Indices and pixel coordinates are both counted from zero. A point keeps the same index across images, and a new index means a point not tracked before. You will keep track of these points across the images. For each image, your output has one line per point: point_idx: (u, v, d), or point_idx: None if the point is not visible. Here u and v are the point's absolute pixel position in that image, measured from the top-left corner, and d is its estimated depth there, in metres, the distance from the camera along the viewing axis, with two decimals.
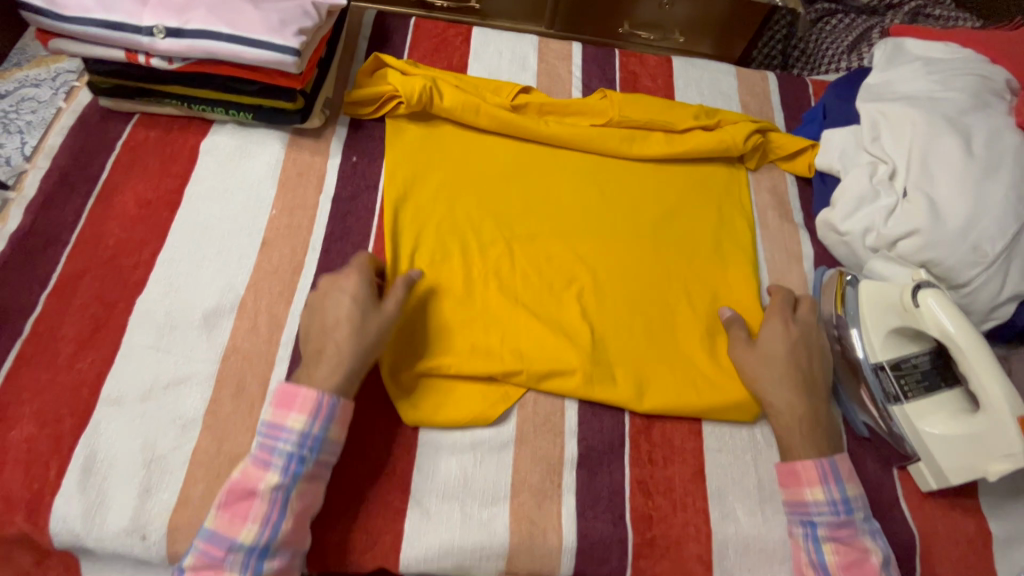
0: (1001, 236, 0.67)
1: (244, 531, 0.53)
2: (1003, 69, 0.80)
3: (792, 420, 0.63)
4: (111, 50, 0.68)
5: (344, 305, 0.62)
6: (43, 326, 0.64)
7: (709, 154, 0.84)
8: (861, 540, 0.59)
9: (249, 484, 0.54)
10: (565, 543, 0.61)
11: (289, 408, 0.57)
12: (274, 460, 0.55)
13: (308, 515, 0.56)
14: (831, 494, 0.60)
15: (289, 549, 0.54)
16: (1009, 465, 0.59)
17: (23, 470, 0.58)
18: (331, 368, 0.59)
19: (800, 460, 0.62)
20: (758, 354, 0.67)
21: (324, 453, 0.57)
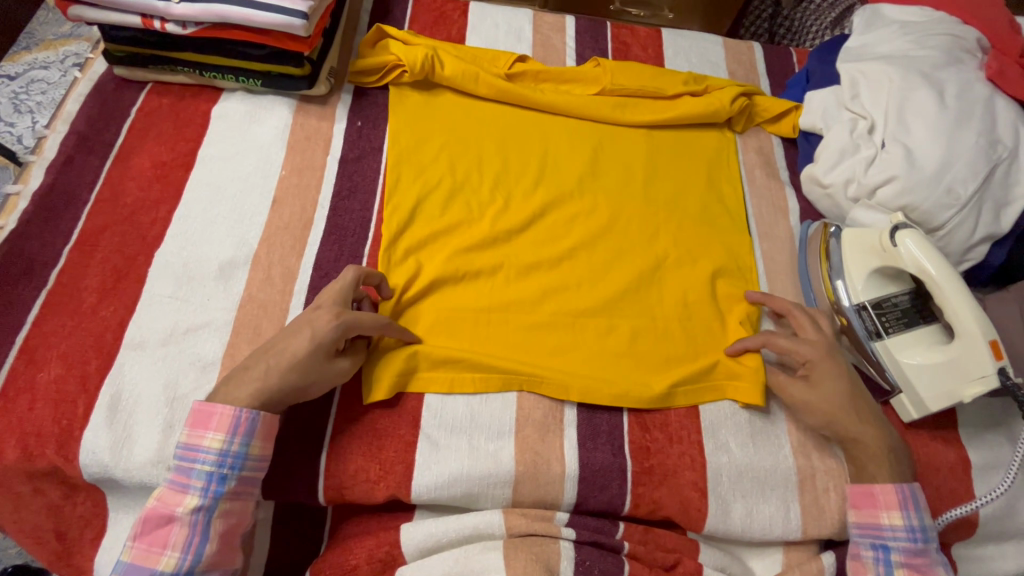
0: (972, 179, 0.71)
1: (164, 560, 0.55)
2: (974, 28, 0.84)
3: (880, 457, 0.64)
4: (128, 15, 0.72)
5: (299, 341, 0.59)
6: (67, 277, 0.67)
7: (698, 118, 0.87)
8: (934, 569, 0.62)
9: (168, 510, 0.56)
10: (568, 471, 0.64)
11: (205, 428, 0.57)
12: (192, 485, 0.56)
13: (235, 530, 0.58)
14: (909, 520, 0.62)
15: (217, 569, 0.57)
16: (982, 388, 0.64)
17: (52, 408, 0.61)
18: (251, 389, 0.59)
19: (880, 484, 0.63)
20: (820, 395, 0.66)
21: (246, 469, 0.58)
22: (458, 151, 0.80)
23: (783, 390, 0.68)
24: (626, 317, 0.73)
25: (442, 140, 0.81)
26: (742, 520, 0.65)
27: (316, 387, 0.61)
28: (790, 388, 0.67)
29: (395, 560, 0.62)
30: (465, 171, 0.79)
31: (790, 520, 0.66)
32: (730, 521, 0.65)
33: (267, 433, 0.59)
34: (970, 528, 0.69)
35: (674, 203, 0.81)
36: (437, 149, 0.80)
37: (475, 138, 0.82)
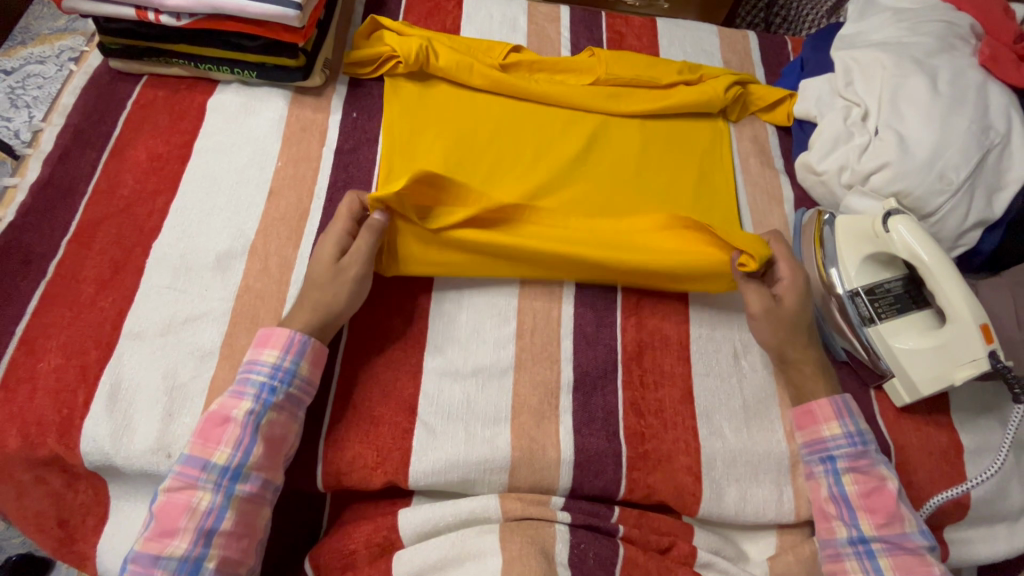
0: (965, 165, 0.72)
1: (218, 453, 0.57)
2: (967, 15, 0.84)
3: (816, 374, 0.68)
4: (122, 8, 0.73)
5: (316, 265, 0.65)
6: (65, 268, 0.68)
7: (692, 107, 0.88)
8: (878, 469, 0.64)
9: (225, 411, 0.59)
10: (563, 456, 0.65)
11: (265, 345, 0.62)
12: (248, 390, 0.60)
13: (280, 444, 0.60)
14: (847, 428, 0.65)
15: (261, 476, 0.58)
16: (973, 370, 0.64)
17: (52, 397, 0.61)
18: (301, 319, 0.64)
19: (816, 401, 0.67)
20: (778, 313, 0.68)
21: (294, 387, 0.61)
22: (453, 143, 0.80)
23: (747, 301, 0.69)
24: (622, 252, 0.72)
25: (437, 133, 0.81)
26: (736, 504, 0.66)
27: (346, 294, 0.65)
28: (758, 301, 0.68)
29: (393, 545, 0.63)
30: (459, 164, 0.79)
31: (783, 503, 0.67)
32: (723, 505, 0.66)
33: (316, 359, 0.63)
34: (961, 510, 0.70)
35: (671, 192, 0.81)
36: (433, 141, 0.80)
37: (471, 130, 0.82)
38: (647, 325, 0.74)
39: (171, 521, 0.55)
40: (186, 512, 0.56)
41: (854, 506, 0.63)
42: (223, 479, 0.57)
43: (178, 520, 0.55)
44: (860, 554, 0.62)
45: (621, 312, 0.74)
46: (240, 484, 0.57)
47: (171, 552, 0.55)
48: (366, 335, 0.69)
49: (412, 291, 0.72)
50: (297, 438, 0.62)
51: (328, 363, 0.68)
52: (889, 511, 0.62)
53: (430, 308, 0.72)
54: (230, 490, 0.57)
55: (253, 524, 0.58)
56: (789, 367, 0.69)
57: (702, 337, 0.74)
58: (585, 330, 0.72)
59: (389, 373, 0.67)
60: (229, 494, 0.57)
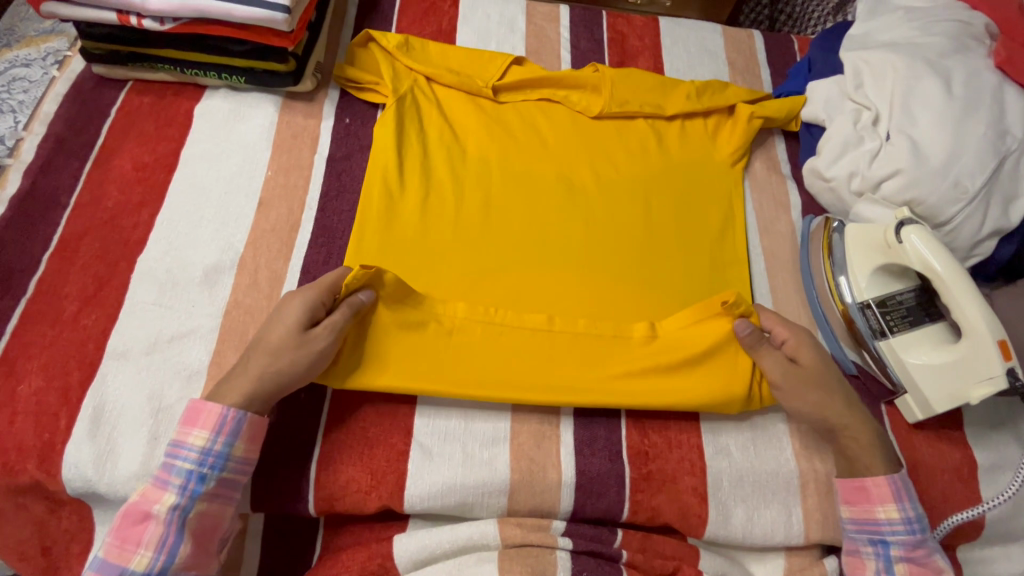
0: (980, 172, 0.69)
1: (137, 559, 0.53)
2: (982, 13, 0.81)
3: (865, 442, 0.63)
4: (103, 12, 0.70)
5: (275, 329, 0.59)
6: (47, 284, 0.65)
7: (699, 145, 0.84)
8: (932, 559, 0.61)
9: (146, 507, 0.54)
10: (563, 479, 0.63)
11: (192, 425, 0.56)
12: (172, 481, 0.55)
13: (212, 533, 0.56)
14: (905, 512, 0.61)
15: (190, 574, 0.55)
16: (990, 389, 0.62)
17: (33, 421, 0.59)
18: (241, 389, 0.57)
19: (873, 477, 0.62)
20: (803, 379, 0.64)
21: (227, 470, 0.56)
22: (440, 197, 0.74)
23: (760, 363, 0.65)
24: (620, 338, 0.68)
25: (425, 179, 0.75)
26: (743, 526, 0.64)
27: (306, 364, 0.59)
28: (774, 365, 0.65)
29: (389, 572, 0.61)
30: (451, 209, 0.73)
31: (792, 526, 0.65)
32: (730, 527, 0.64)
33: (253, 435, 0.58)
34: (976, 530, 0.68)
35: (679, 240, 0.76)
36: (423, 184, 0.74)
37: (461, 179, 0.76)
38: None
39: None
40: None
41: None
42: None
43: None
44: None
45: None
46: None
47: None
48: None
49: None
50: (231, 522, 0.58)
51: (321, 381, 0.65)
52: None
53: None
54: None
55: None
56: (839, 438, 0.64)
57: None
58: None
59: (383, 392, 0.65)
60: None
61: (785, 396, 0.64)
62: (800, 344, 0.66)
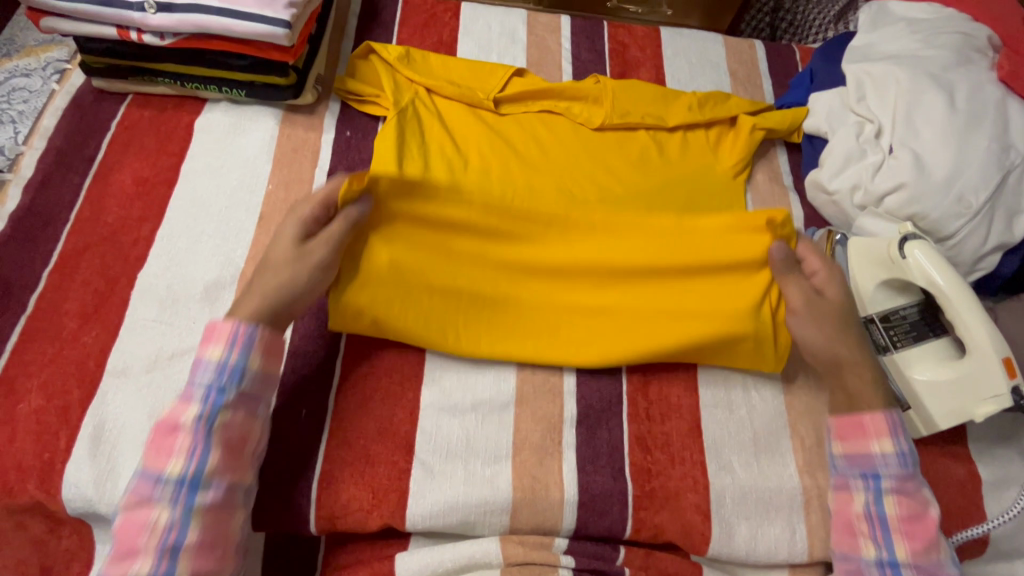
0: (984, 187, 0.69)
1: (170, 466, 0.52)
2: (985, 25, 0.80)
3: (869, 377, 0.63)
4: (104, 27, 0.70)
5: (276, 247, 0.61)
6: (46, 301, 0.65)
7: (702, 151, 0.84)
8: (920, 493, 0.60)
9: (174, 419, 0.54)
10: (566, 497, 0.62)
11: (210, 341, 0.57)
12: (195, 395, 0.54)
13: (241, 445, 0.56)
14: (900, 446, 0.60)
15: (224, 480, 0.54)
16: (995, 406, 0.62)
17: (32, 440, 0.59)
18: (246, 305, 0.59)
19: (869, 413, 0.61)
20: (825, 307, 0.65)
21: (247, 381, 0.56)
22: None
23: (787, 293, 0.67)
24: (621, 338, 0.68)
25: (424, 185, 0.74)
26: (746, 543, 0.63)
27: (307, 276, 0.60)
28: (798, 293, 0.66)
29: None
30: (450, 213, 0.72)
31: (795, 543, 0.64)
32: (734, 544, 0.63)
33: (269, 349, 0.58)
34: (981, 546, 0.67)
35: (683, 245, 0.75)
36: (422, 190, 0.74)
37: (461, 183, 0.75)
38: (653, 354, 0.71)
39: (132, 539, 0.51)
40: (146, 530, 0.51)
41: (891, 528, 0.59)
42: (180, 492, 0.52)
43: (139, 538, 0.51)
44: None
45: None
46: (201, 494, 0.52)
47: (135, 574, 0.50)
48: (361, 367, 0.67)
49: None
50: (260, 435, 0.57)
51: (322, 399, 0.65)
52: (928, 539, 0.58)
53: None
54: (190, 501, 0.52)
55: (225, 532, 0.54)
56: (843, 373, 0.63)
57: (711, 366, 0.71)
58: None
59: (384, 410, 0.65)
60: (189, 505, 0.52)
61: (801, 323, 0.65)
62: (834, 275, 0.67)
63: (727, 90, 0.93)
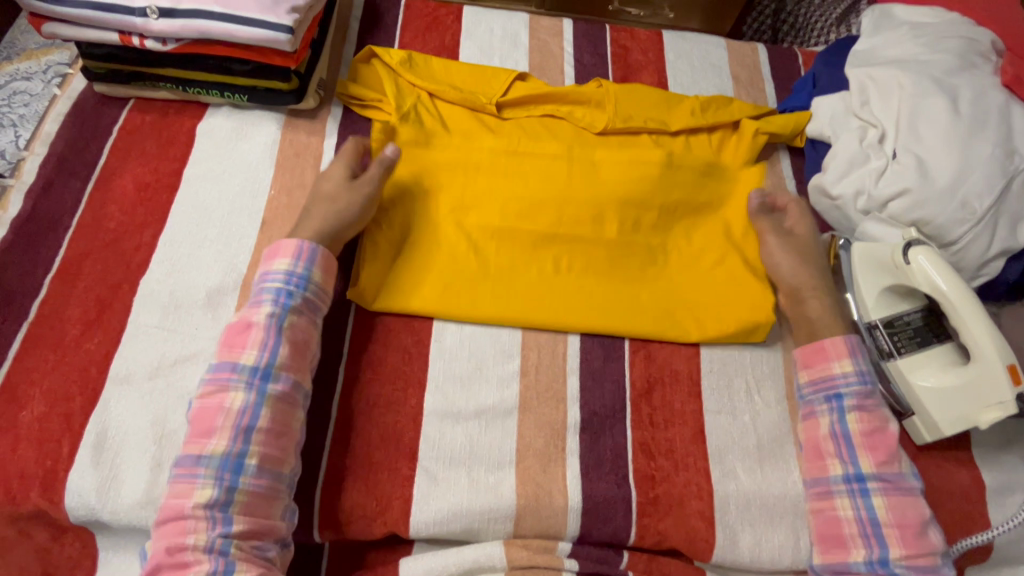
0: (988, 193, 0.68)
1: (245, 356, 0.58)
2: (989, 30, 0.80)
3: (826, 304, 0.70)
4: (106, 32, 0.70)
5: (326, 182, 0.70)
6: (48, 308, 0.65)
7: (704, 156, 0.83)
8: (881, 410, 0.63)
9: (246, 319, 0.61)
10: (570, 504, 0.62)
11: (275, 257, 0.64)
12: (267, 299, 0.61)
13: (304, 348, 0.61)
14: (858, 365, 0.65)
15: (290, 376, 0.59)
16: (1000, 413, 0.62)
17: (35, 448, 0.59)
18: (307, 230, 0.67)
19: (828, 339, 0.67)
20: (791, 242, 0.73)
21: (310, 291, 0.63)
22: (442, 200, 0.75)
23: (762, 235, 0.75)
24: (617, 322, 0.71)
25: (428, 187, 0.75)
26: (751, 550, 0.63)
27: (357, 207, 0.68)
28: (770, 229, 0.75)
29: None
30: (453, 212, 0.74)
31: (800, 550, 0.64)
32: (738, 551, 0.63)
33: (327, 265, 0.66)
34: (985, 553, 0.67)
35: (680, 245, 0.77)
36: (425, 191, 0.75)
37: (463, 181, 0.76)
38: (656, 360, 0.71)
39: (208, 421, 0.56)
40: (221, 413, 0.56)
41: (854, 444, 0.62)
42: (254, 378, 0.57)
43: (214, 420, 0.56)
44: (853, 491, 0.60)
45: (629, 347, 0.71)
46: (272, 384, 0.58)
47: (212, 450, 0.55)
48: (364, 373, 0.67)
49: (412, 328, 0.70)
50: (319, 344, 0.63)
51: (324, 406, 0.65)
52: (889, 449, 0.61)
53: (431, 342, 0.69)
54: (263, 389, 0.57)
55: (289, 425, 0.58)
56: (804, 300, 0.70)
57: (714, 372, 0.71)
58: (591, 365, 0.70)
59: (387, 417, 0.65)
60: (262, 392, 0.57)
61: (771, 254, 0.73)
62: (804, 214, 0.75)
63: (730, 94, 0.93)
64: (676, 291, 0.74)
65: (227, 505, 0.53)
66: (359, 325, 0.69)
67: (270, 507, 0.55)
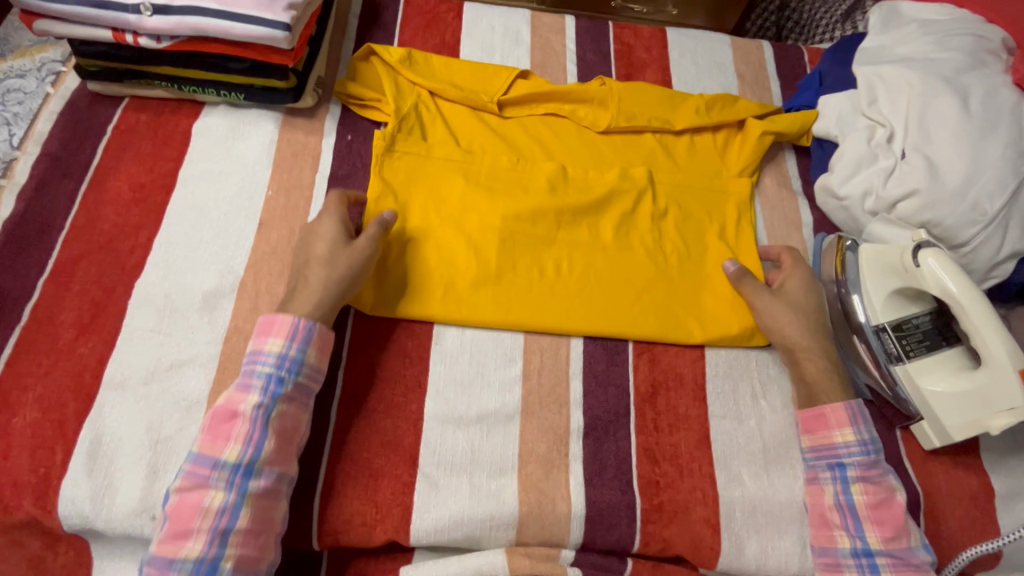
0: (999, 194, 0.67)
1: (228, 451, 0.54)
2: (999, 27, 0.79)
3: (822, 365, 0.67)
4: (99, 29, 0.68)
5: (319, 244, 0.65)
6: (42, 311, 0.64)
7: (708, 156, 0.82)
8: (887, 480, 0.62)
9: (232, 407, 0.56)
10: (574, 510, 0.61)
11: (268, 335, 0.60)
12: (254, 386, 0.57)
13: (292, 435, 0.58)
14: (861, 435, 0.63)
15: (275, 470, 0.56)
16: (1011, 419, 0.60)
17: (28, 455, 0.57)
18: (304, 301, 0.62)
19: (828, 404, 0.65)
20: (783, 300, 0.69)
21: (302, 375, 0.59)
22: (443, 201, 0.73)
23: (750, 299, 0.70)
24: (621, 325, 0.69)
25: (428, 187, 0.74)
26: (757, 557, 0.62)
27: (355, 271, 0.64)
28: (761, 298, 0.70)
29: None
30: (454, 212, 0.73)
31: (806, 557, 0.63)
32: (744, 559, 0.62)
33: (322, 345, 0.61)
34: (994, 559, 0.66)
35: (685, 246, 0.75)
36: (426, 191, 0.73)
37: (465, 181, 0.74)
38: (661, 363, 0.70)
39: (184, 521, 0.52)
40: (198, 514, 0.52)
41: (860, 516, 0.60)
42: (235, 476, 0.54)
43: (191, 521, 0.52)
44: (862, 566, 0.59)
45: (633, 351, 0.70)
46: (253, 481, 0.54)
47: (186, 554, 0.52)
48: (363, 378, 0.65)
49: (412, 332, 0.68)
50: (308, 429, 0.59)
51: (323, 411, 0.64)
52: (896, 523, 0.60)
53: (432, 346, 0.68)
54: (243, 488, 0.53)
55: (270, 520, 0.55)
56: (799, 360, 0.67)
57: (719, 375, 0.70)
58: (594, 369, 0.68)
59: (387, 422, 0.64)
60: (242, 491, 0.53)
61: (762, 317, 0.69)
62: (797, 268, 0.72)
63: (735, 92, 0.91)
64: (677, 293, 0.72)
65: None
66: (358, 329, 0.68)
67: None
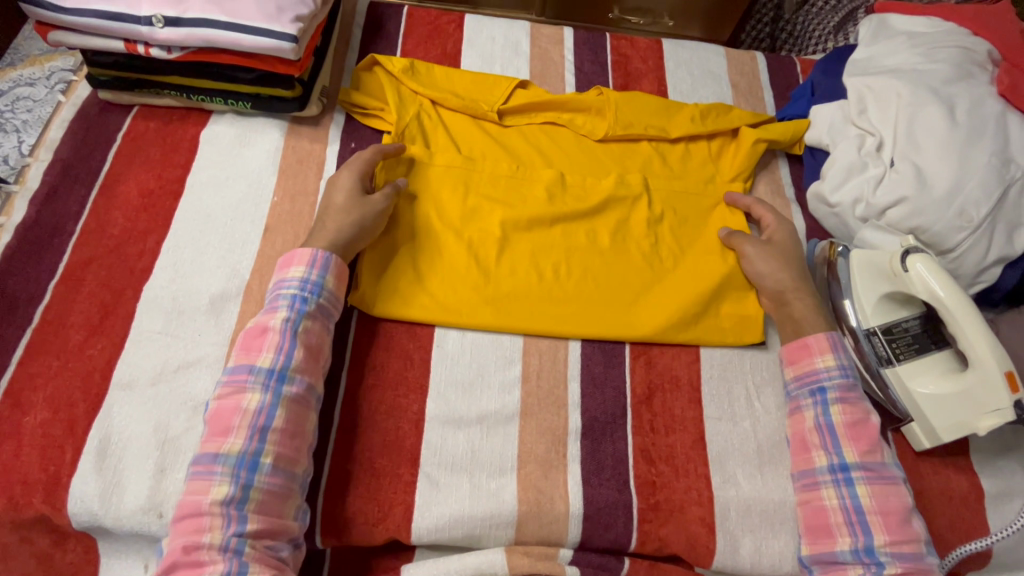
0: (986, 201, 0.69)
1: (262, 358, 0.59)
2: (985, 40, 0.81)
3: (809, 303, 0.70)
4: (111, 40, 0.70)
5: (338, 191, 0.70)
6: (52, 314, 0.65)
7: (702, 164, 0.84)
8: (863, 403, 0.64)
9: (263, 324, 0.61)
10: (572, 510, 0.63)
11: (290, 265, 0.65)
12: (281, 304, 0.62)
13: (318, 351, 0.62)
14: (841, 360, 0.65)
15: (305, 378, 0.60)
16: (997, 420, 0.62)
17: (38, 454, 0.59)
18: (324, 238, 0.67)
19: (812, 335, 0.67)
20: (771, 249, 0.74)
21: (324, 297, 0.64)
22: (445, 206, 0.75)
23: (740, 247, 0.75)
24: (618, 326, 0.71)
25: (431, 192, 0.76)
26: (751, 556, 0.63)
27: (371, 218, 0.69)
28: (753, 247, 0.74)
29: None
30: (455, 216, 0.75)
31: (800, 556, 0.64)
32: (739, 558, 0.63)
33: (340, 274, 0.66)
34: (984, 559, 0.68)
35: (680, 250, 0.77)
36: (428, 197, 0.75)
37: (466, 187, 0.76)
38: (657, 365, 0.71)
39: (224, 421, 0.56)
40: (237, 413, 0.56)
41: (838, 434, 0.62)
42: (270, 380, 0.58)
43: (231, 420, 0.56)
44: (838, 481, 0.60)
45: (629, 353, 0.72)
46: (287, 386, 0.58)
47: (228, 449, 0.55)
48: (366, 379, 0.67)
49: (413, 335, 0.70)
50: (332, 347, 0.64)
51: (326, 412, 0.65)
52: (872, 439, 0.62)
53: (433, 348, 0.69)
54: (278, 391, 0.58)
55: (303, 426, 0.59)
56: (789, 301, 0.71)
57: (713, 378, 0.71)
58: (592, 371, 0.70)
59: (389, 423, 0.65)
60: (277, 393, 0.58)
61: (751, 261, 0.74)
62: (781, 225, 0.76)
63: (729, 102, 0.93)
64: (676, 293, 0.73)
65: (243, 503, 0.53)
66: (361, 331, 0.69)
67: (282, 506, 0.55)
